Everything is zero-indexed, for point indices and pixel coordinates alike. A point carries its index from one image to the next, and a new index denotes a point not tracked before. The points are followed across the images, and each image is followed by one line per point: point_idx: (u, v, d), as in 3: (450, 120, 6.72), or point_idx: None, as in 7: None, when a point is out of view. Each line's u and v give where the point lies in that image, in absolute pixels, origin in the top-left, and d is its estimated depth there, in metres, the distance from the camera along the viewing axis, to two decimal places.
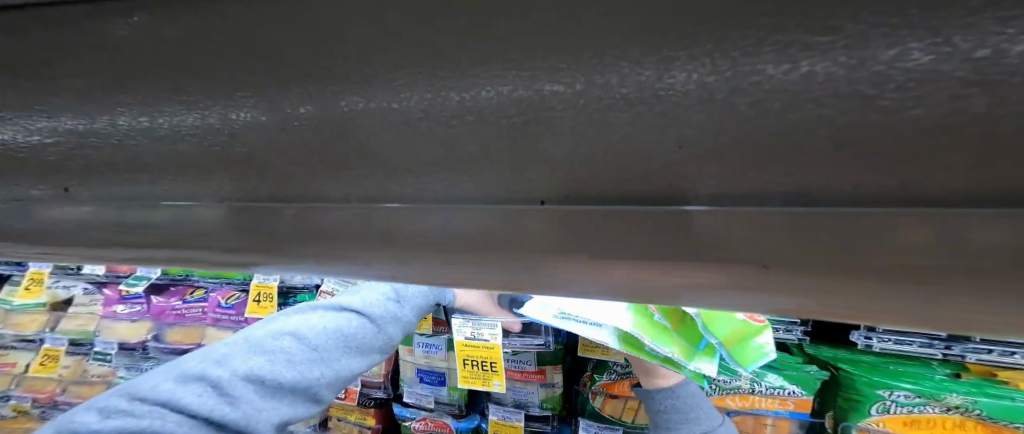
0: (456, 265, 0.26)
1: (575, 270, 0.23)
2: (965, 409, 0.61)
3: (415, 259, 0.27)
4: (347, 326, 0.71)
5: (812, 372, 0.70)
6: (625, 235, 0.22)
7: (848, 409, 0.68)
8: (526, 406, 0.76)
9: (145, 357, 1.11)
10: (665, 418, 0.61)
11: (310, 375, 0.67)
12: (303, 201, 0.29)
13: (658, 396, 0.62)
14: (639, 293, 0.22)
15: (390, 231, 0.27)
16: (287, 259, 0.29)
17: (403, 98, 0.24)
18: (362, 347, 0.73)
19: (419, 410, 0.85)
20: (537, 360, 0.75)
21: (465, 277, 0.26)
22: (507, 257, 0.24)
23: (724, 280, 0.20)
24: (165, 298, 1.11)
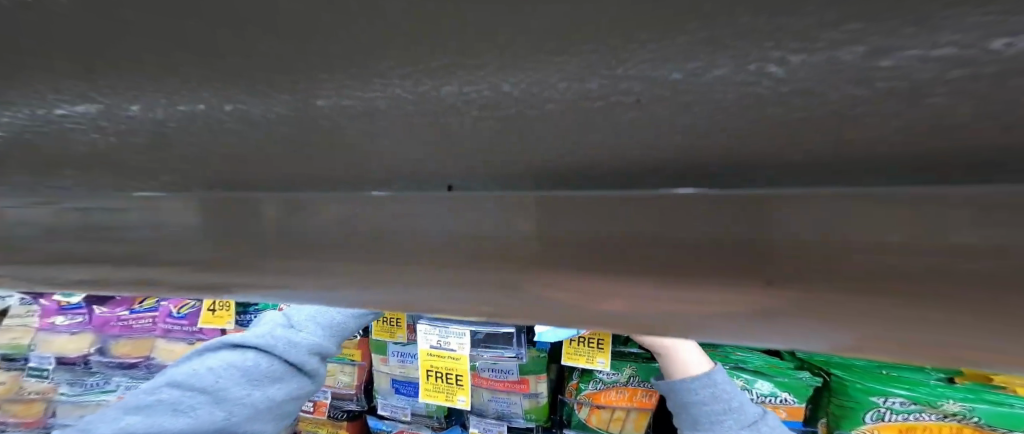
0: (425, 285, 0.22)
1: (560, 290, 0.19)
2: (962, 416, 0.60)
3: (377, 281, 0.22)
4: (241, 360, 0.67)
5: (804, 379, 0.69)
6: (612, 254, 0.18)
7: (842, 417, 0.67)
8: (509, 419, 0.72)
9: (88, 372, 1.04)
10: (706, 411, 0.57)
11: (212, 419, 0.61)
12: (235, 214, 0.24)
13: (696, 387, 0.58)
14: (638, 324, 0.18)
15: (376, 239, 0.22)
16: (231, 285, 0.25)
17: (365, 92, 0.20)
18: (269, 376, 0.66)
19: (395, 422, 0.80)
20: (519, 369, 0.70)
21: (440, 299, 0.22)
22: (482, 278, 0.20)
23: (725, 309, 0.17)
24: (109, 308, 1.02)
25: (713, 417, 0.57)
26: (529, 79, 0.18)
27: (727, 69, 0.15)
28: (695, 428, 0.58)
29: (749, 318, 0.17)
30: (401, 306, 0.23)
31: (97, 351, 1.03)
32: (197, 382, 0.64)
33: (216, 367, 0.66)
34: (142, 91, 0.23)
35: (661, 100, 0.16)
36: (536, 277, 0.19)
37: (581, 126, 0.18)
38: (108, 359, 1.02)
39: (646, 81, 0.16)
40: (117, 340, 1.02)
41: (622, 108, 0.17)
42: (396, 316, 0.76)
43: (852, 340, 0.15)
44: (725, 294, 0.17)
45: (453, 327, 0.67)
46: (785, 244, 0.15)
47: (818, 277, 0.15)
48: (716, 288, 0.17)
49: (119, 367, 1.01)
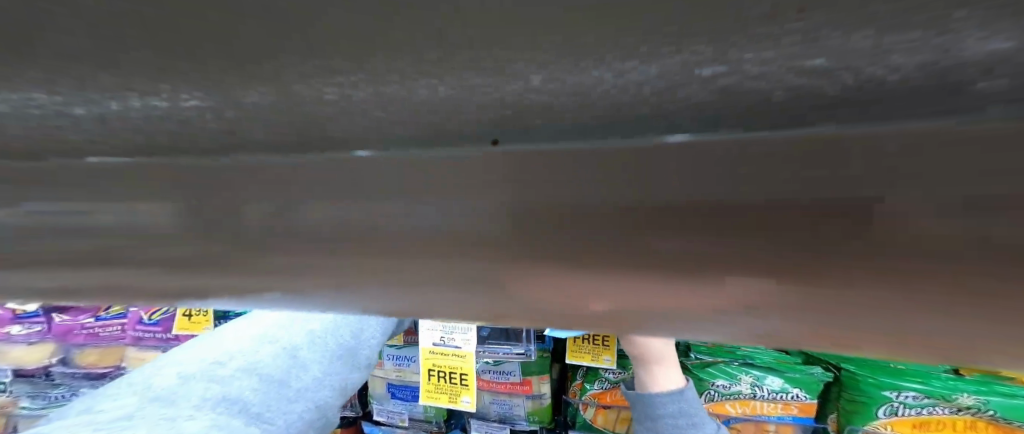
0: (378, 285, 0.15)
1: (539, 287, 0.13)
2: (976, 409, 0.60)
3: (279, 289, 0.16)
4: (320, 335, 0.60)
5: (816, 374, 0.68)
6: (554, 245, 0.12)
7: (854, 413, 0.66)
8: (511, 421, 0.70)
9: (53, 383, 0.97)
10: (670, 424, 0.54)
11: (301, 396, 0.53)
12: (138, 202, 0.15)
13: (665, 400, 0.54)
14: (638, 323, 0.13)
15: (314, 224, 0.14)
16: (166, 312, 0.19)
17: (250, 82, 0.12)
18: (352, 353, 0.61)
19: (391, 429, 0.77)
20: (522, 371, 0.68)
21: (370, 305, 0.16)
22: (392, 271, 0.14)
23: (708, 306, 0.12)
24: (71, 316, 0.96)
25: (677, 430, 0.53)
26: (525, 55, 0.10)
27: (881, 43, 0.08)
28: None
29: (742, 321, 0.12)
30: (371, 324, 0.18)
31: (61, 362, 0.97)
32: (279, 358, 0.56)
33: None
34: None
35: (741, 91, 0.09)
36: (464, 270, 0.13)
37: (572, 118, 0.11)
38: (72, 370, 0.96)
39: (723, 50, 0.09)
40: (82, 348, 0.96)
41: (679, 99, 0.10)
42: None
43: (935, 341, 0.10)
44: (759, 293, 0.11)
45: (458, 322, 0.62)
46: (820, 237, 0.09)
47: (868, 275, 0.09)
48: (727, 288, 0.11)
49: (86, 378, 0.95)
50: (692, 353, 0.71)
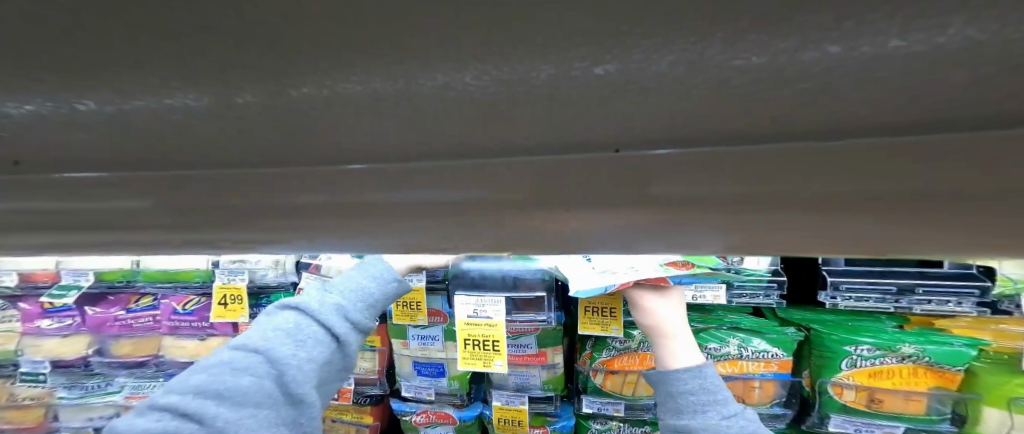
0: (466, 221, 0.23)
1: (587, 217, 0.21)
2: (915, 356, 0.72)
3: (411, 234, 0.24)
4: (286, 322, 0.63)
5: (790, 334, 0.79)
6: (575, 195, 0.20)
7: (822, 367, 0.77)
8: (528, 390, 0.79)
9: (89, 373, 1.01)
10: (692, 401, 0.60)
11: (272, 375, 0.58)
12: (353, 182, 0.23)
13: (684, 376, 0.62)
14: (639, 237, 0.21)
15: (451, 185, 0.22)
16: (315, 236, 0.26)
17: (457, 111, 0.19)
18: (317, 333, 0.63)
19: (418, 403, 0.85)
20: (538, 343, 0.76)
21: (463, 240, 0.24)
22: (472, 219, 0.23)
23: (645, 223, 0.20)
24: (103, 308, 0.99)
25: (697, 405, 0.59)
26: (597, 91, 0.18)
27: (800, 90, 0.16)
28: (678, 417, 0.60)
29: (681, 236, 0.21)
30: (451, 242, 0.24)
31: (96, 353, 1.01)
32: (246, 344, 0.60)
33: (281, 325, 0.63)
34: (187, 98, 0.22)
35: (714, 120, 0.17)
36: (514, 210, 0.22)
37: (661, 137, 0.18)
38: (110, 359, 1.00)
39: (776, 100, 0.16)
40: (117, 340, 1.00)
41: (687, 120, 0.18)
42: (417, 300, 0.77)
43: (806, 241, 0.20)
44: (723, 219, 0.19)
45: (488, 295, 0.70)
46: (718, 193, 0.19)
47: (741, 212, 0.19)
48: (712, 215, 0.19)
49: (122, 367, 1.00)
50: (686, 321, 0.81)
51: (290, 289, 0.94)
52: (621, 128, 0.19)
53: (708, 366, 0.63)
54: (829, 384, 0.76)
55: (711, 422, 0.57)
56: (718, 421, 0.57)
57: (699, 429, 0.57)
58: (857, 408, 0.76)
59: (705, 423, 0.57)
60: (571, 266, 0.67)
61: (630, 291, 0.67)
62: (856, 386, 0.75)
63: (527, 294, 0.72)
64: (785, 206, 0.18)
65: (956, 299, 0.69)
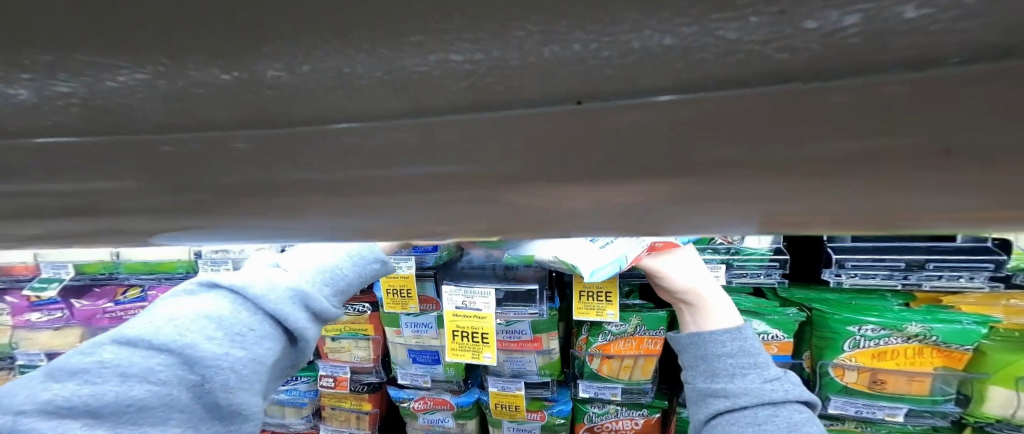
0: (401, 212, 0.17)
1: (553, 198, 0.15)
2: (922, 336, 0.69)
3: (347, 235, 0.20)
4: (220, 310, 0.53)
5: (791, 314, 0.76)
6: (534, 172, 0.15)
7: (824, 348, 0.75)
8: (524, 376, 0.78)
9: None
10: (730, 363, 0.59)
11: (191, 380, 0.48)
12: (224, 172, 0.17)
13: (724, 338, 0.61)
14: (627, 220, 0.16)
15: (364, 164, 0.16)
16: (213, 238, 0.21)
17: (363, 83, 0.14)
18: (262, 328, 0.55)
19: (416, 390, 0.85)
20: (532, 329, 0.75)
21: (403, 232, 0.19)
22: (393, 204, 0.17)
23: (634, 202, 0.15)
24: (91, 301, 1.03)
25: (736, 369, 0.58)
26: (540, 45, 0.12)
27: (828, 31, 0.11)
28: (713, 380, 0.58)
29: (687, 217, 0.15)
30: (408, 235, 0.19)
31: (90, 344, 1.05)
32: (151, 338, 0.49)
33: (233, 310, 0.54)
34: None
35: (712, 69, 0.12)
36: (450, 190, 0.16)
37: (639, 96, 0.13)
38: None
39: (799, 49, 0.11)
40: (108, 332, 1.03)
41: (685, 68, 0.12)
42: (408, 287, 0.76)
43: (872, 219, 0.13)
44: (749, 190, 0.13)
45: (476, 286, 0.68)
46: (729, 158, 0.13)
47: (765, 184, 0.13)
48: (729, 183, 0.13)
49: None
50: None
51: None
52: (569, 87, 0.13)
53: (746, 327, 0.63)
54: (830, 365, 0.75)
55: (752, 385, 0.55)
56: (760, 385, 0.55)
57: (738, 392, 0.55)
58: (858, 389, 0.75)
59: (745, 387, 0.56)
60: (574, 254, 0.62)
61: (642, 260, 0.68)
62: (858, 367, 0.74)
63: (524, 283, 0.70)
64: (827, 178, 0.13)
65: (968, 274, 0.66)
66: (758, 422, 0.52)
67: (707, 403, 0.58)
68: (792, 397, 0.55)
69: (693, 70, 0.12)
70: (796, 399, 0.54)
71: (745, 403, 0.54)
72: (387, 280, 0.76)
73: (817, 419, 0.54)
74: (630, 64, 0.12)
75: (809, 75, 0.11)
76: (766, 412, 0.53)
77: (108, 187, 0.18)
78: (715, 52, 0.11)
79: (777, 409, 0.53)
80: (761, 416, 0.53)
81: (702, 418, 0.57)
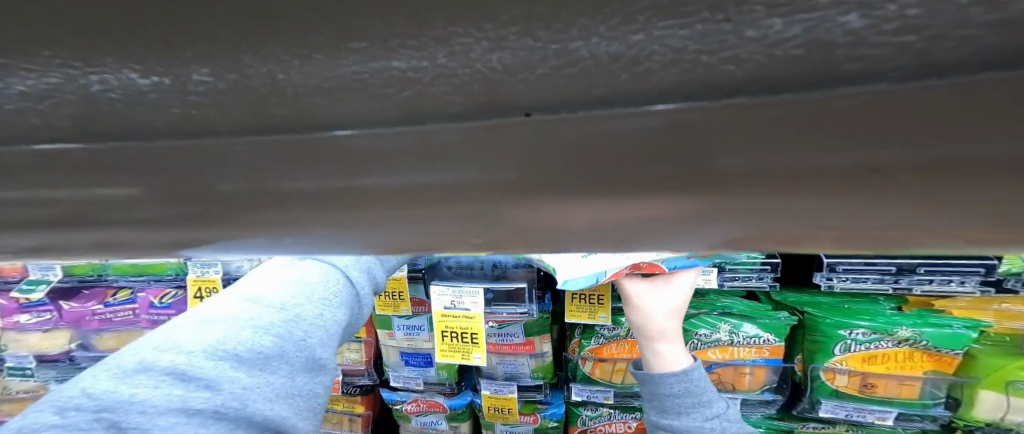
0: (393, 226, 0.18)
1: (541, 212, 0.16)
2: (913, 341, 0.70)
3: (336, 248, 0.20)
4: (309, 279, 0.59)
5: (783, 318, 0.76)
6: (524, 186, 0.15)
7: (815, 352, 0.76)
8: (517, 379, 0.78)
9: (76, 367, 1.09)
10: (678, 403, 0.60)
11: (296, 337, 0.51)
12: (198, 182, 0.17)
13: (672, 380, 0.61)
14: (609, 235, 0.17)
15: (359, 181, 0.16)
16: (194, 251, 0.21)
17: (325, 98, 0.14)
18: (343, 293, 0.61)
19: (409, 393, 0.84)
20: (524, 332, 0.75)
21: (391, 246, 0.20)
22: (386, 218, 0.18)
23: (619, 220, 0.15)
24: (79, 303, 1.04)
25: (682, 407, 0.60)
26: (494, 60, 0.12)
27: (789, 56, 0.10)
28: (661, 416, 0.61)
29: (664, 235, 0.16)
30: (406, 246, 0.20)
31: (80, 347, 1.08)
32: (253, 302, 0.53)
33: (292, 283, 0.57)
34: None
35: (673, 83, 0.11)
36: (442, 204, 0.17)
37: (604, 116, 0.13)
38: (95, 353, 1.07)
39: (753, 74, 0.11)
40: (100, 334, 1.06)
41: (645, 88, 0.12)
42: (400, 290, 0.76)
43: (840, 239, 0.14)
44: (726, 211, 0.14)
45: (465, 286, 0.68)
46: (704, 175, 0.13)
47: (732, 196, 0.14)
48: (706, 201, 0.14)
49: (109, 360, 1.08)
50: None
51: None
52: (532, 96, 0.13)
53: (696, 369, 0.62)
54: (821, 369, 0.75)
55: (696, 425, 0.58)
56: (702, 424, 0.58)
57: (681, 430, 0.58)
58: (849, 393, 0.75)
59: (688, 425, 0.59)
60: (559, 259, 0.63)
61: (619, 283, 0.65)
62: (849, 371, 0.74)
63: (512, 284, 0.69)
64: (792, 196, 0.13)
65: (959, 279, 0.66)
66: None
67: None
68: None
69: (653, 88, 0.12)
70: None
71: None
72: None
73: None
74: (590, 74, 0.12)
75: (769, 93, 0.11)
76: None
77: (57, 196, 0.17)
78: (675, 70, 0.11)
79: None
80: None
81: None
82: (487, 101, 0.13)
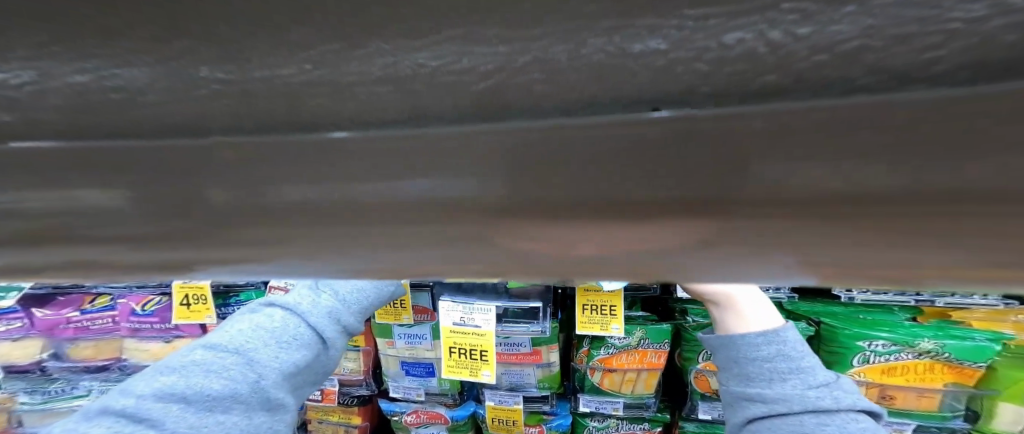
0: (459, 246, 0.15)
1: (643, 234, 0.14)
2: (935, 352, 0.69)
3: (384, 270, 0.18)
4: (269, 322, 0.61)
5: (801, 328, 0.74)
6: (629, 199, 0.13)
7: (834, 364, 0.74)
8: (523, 389, 0.76)
9: (48, 378, 1.05)
10: (768, 368, 0.58)
11: (248, 380, 0.55)
12: (253, 184, 0.15)
13: (760, 342, 0.59)
14: (715, 260, 0.14)
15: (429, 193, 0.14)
16: (217, 268, 0.18)
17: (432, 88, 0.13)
18: (302, 335, 0.60)
19: (409, 403, 0.81)
20: (532, 342, 0.72)
21: (450, 272, 0.17)
22: (452, 235, 0.15)
23: (735, 242, 0.13)
24: (53, 310, 1.00)
25: (774, 373, 0.57)
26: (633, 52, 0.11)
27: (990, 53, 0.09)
28: (747, 384, 0.58)
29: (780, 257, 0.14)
30: (395, 271, 0.17)
31: (53, 357, 1.03)
32: (212, 348, 0.57)
33: (251, 329, 0.59)
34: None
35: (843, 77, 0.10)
36: (520, 222, 0.14)
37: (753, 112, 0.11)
38: (70, 364, 1.03)
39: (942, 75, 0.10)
40: (74, 343, 1.02)
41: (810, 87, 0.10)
42: (402, 299, 0.73)
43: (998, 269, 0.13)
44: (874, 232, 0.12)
45: (478, 302, 0.65)
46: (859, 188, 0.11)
47: (879, 216, 0.12)
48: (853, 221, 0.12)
49: (86, 370, 1.04)
50: (689, 315, 0.72)
51: (260, 287, 0.93)
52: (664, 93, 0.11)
53: (786, 330, 0.61)
54: None
55: (793, 392, 0.55)
56: (802, 391, 0.55)
57: (775, 398, 0.55)
58: None
59: (783, 393, 0.55)
60: None
61: None
62: (868, 383, 0.73)
63: (525, 302, 0.67)
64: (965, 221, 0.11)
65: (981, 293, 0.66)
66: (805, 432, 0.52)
67: (744, 406, 0.57)
68: (843, 405, 0.54)
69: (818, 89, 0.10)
70: (849, 407, 0.54)
71: (784, 410, 0.54)
72: None
73: (873, 427, 0.54)
74: (747, 63, 0.11)
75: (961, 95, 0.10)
76: (812, 421, 0.53)
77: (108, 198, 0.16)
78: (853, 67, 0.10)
79: (824, 417, 0.53)
80: (808, 425, 0.52)
81: (739, 422, 0.57)
82: (608, 96, 0.12)
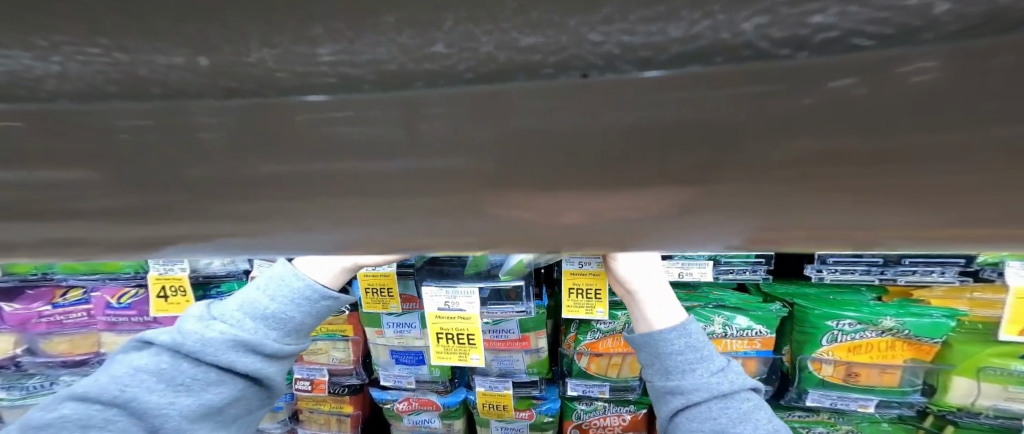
0: (451, 215, 0.17)
1: (622, 201, 0.16)
2: (895, 329, 0.74)
3: (386, 246, 0.19)
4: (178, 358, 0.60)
5: (774, 310, 0.80)
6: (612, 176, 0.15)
7: (804, 343, 0.79)
8: (512, 375, 0.78)
9: (24, 373, 1.04)
10: (679, 361, 0.59)
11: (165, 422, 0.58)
12: (277, 162, 0.16)
13: (671, 337, 0.60)
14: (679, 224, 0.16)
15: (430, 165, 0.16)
16: (231, 239, 0.19)
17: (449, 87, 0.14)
18: (209, 374, 0.60)
19: (400, 391, 0.83)
20: (520, 328, 0.74)
21: (451, 243, 0.18)
22: (452, 202, 0.17)
23: (701, 211, 0.16)
24: (24, 305, 0.98)
25: (685, 365, 0.59)
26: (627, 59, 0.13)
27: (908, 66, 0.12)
28: (667, 378, 0.60)
29: (737, 224, 0.16)
30: (382, 247, 0.19)
31: (27, 352, 1.03)
32: (100, 394, 0.57)
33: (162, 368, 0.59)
34: (22, 78, 0.14)
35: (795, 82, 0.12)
36: (504, 191, 0.16)
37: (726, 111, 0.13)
38: (45, 359, 1.02)
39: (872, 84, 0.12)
40: (48, 338, 1.01)
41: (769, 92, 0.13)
42: (389, 287, 0.74)
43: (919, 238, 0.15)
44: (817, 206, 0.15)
45: (461, 286, 0.67)
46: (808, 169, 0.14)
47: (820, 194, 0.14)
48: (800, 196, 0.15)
49: (62, 366, 1.03)
50: None
51: (241, 277, 0.93)
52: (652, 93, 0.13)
53: (690, 322, 0.62)
54: (810, 360, 0.79)
55: (702, 381, 0.58)
56: (708, 379, 0.58)
57: (690, 389, 0.57)
58: (836, 383, 0.79)
59: (695, 382, 0.58)
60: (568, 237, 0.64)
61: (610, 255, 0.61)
62: (835, 361, 0.78)
63: (509, 282, 0.69)
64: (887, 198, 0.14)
65: (940, 269, 0.70)
66: (713, 417, 0.55)
67: (668, 400, 0.60)
68: (738, 387, 0.58)
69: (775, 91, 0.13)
70: (742, 388, 0.58)
71: (697, 399, 0.57)
72: (364, 280, 0.73)
73: (763, 402, 0.59)
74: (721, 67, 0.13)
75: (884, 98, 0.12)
76: (718, 407, 0.56)
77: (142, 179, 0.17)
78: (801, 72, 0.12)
79: (726, 401, 0.57)
80: (714, 411, 0.56)
81: (666, 415, 0.60)
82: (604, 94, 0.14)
